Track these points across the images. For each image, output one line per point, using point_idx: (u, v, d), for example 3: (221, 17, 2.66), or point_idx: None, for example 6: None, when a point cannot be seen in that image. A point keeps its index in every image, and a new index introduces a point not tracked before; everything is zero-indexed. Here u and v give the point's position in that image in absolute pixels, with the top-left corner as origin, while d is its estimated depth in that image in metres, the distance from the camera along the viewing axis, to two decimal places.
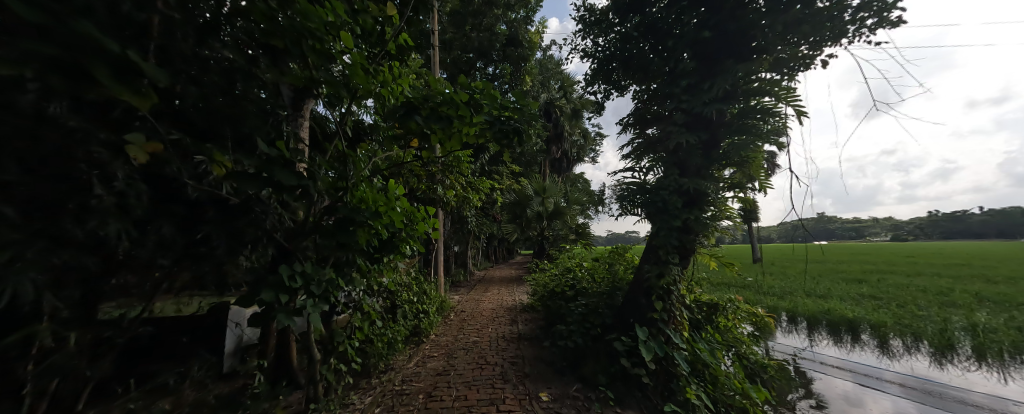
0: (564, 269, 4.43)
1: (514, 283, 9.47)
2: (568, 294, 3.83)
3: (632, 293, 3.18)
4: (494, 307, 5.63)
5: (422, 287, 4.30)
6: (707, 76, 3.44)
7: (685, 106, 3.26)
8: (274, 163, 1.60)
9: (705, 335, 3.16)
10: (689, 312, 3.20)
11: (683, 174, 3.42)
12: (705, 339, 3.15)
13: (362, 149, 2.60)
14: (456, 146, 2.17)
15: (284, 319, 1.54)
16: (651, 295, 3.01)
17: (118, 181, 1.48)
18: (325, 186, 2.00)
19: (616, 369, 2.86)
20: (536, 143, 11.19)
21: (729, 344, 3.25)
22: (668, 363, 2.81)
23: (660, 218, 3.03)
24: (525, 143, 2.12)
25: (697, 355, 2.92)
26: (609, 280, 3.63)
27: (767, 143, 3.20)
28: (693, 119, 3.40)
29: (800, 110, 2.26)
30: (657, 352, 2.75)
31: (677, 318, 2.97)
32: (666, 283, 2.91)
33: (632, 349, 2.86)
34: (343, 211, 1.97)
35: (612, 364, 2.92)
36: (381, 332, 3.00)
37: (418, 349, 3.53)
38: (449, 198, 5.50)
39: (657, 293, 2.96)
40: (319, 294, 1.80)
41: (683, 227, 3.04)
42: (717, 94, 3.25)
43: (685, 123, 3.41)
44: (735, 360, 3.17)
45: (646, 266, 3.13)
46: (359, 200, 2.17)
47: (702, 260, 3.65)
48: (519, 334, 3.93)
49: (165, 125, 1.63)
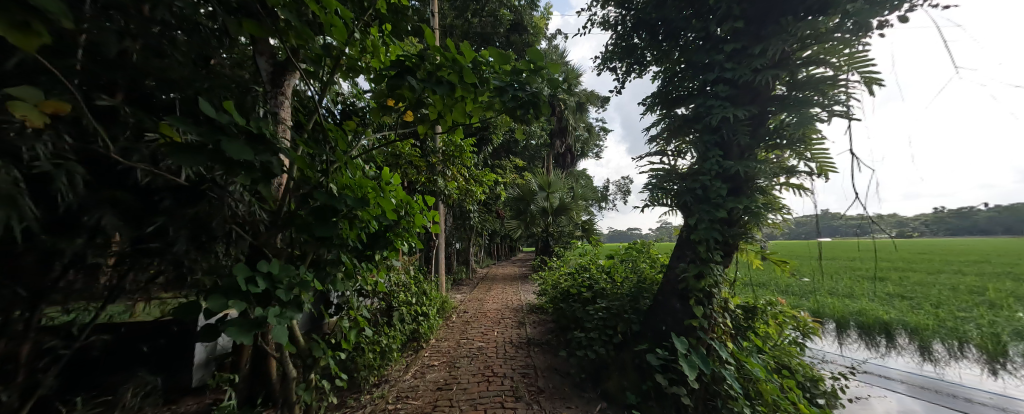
0: (577, 268, 4.02)
1: (521, 282, 9.09)
2: (584, 296, 3.45)
3: (664, 295, 2.80)
4: (500, 307, 5.28)
5: (422, 287, 3.95)
6: (755, 42, 2.93)
7: (730, 75, 2.79)
8: (228, 131, 1.21)
9: (748, 345, 2.74)
10: (731, 318, 2.77)
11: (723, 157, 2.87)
12: (748, 350, 2.77)
13: (349, 128, 2.23)
14: (462, 121, 1.80)
15: (238, 337, 1.15)
16: (687, 298, 2.62)
17: (38, 160, 1.15)
18: (302, 166, 1.63)
19: (649, 387, 2.48)
20: (541, 136, 10.85)
21: (777, 357, 2.83)
22: (712, 380, 2.40)
23: (700, 208, 2.62)
24: (547, 117, 1.74)
25: (743, 368, 2.53)
26: (631, 280, 3.24)
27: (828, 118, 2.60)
28: (738, 92, 2.91)
29: (871, 77, 1.87)
30: (702, 369, 2.30)
31: (719, 326, 2.58)
32: (707, 285, 2.51)
33: (670, 364, 2.43)
34: (322, 197, 1.59)
35: (644, 381, 2.54)
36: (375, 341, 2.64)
37: (417, 356, 3.20)
38: (451, 191, 5.09)
39: (695, 296, 2.56)
40: (292, 298, 1.43)
41: (727, 219, 2.63)
42: (771, 59, 2.80)
43: (727, 96, 2.91)
44: (782, 374, 2.75)
45: (681, 265, 2.72)
46: (346, 188, 1.87)
47: (745, 258, 3.26)
48: (529, 339, 3.58)
49: (98, 89, 1.30)
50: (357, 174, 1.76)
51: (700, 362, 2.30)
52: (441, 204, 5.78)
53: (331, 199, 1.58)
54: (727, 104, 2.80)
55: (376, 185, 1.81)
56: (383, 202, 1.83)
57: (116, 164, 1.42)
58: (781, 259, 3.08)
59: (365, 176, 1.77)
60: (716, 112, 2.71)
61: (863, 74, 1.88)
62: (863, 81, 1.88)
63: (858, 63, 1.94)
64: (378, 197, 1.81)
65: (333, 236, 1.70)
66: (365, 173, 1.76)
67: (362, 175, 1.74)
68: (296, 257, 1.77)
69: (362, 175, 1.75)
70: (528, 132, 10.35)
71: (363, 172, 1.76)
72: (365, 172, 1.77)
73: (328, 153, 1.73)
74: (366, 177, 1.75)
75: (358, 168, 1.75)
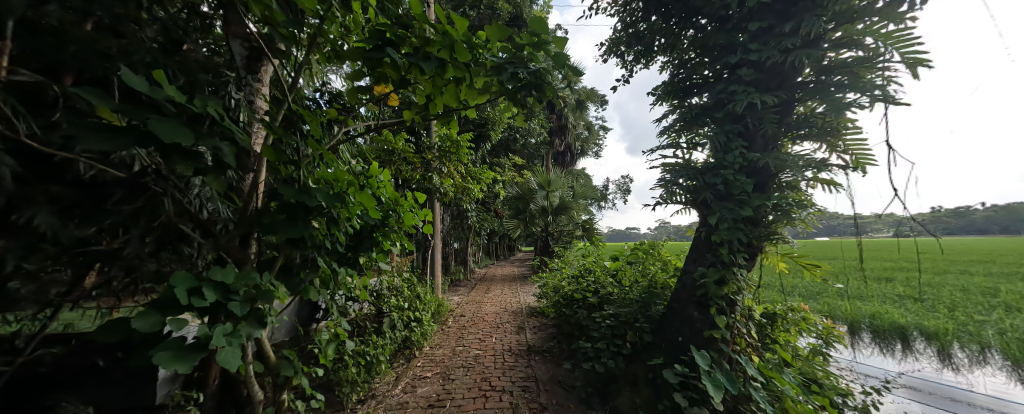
0: (580, 270, 3.62)
1: (519, 283, 8.83)
2: (590, 302, 3.00)
3: (678, 301, 2.23)
4: (497, 311, 5.04)
5: (416, 290, 3.72)
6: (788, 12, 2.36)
7: (755, 56, 2.34)
8: (164, 108, 0.98)
9: (772, 356, 2.28)
10: (755, 327, 2.32)
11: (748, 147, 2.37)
12: (773, 363, 2.29)
13: (328, 116, 1.98)
14: (455, 106, 1.56)
15: (166, 364, 0.91)
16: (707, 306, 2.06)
17: None
18: (269, 156, 1.40)
19: (668, 407, 1.93)
20: (541, 134, 10.64)
21: (805, 370, 2.37)
22: (741, 399, 1.98)
23: (721, 205, 2.14)
24: (553, 99, 1.49)
25: (772, 385, 2.11)
26: (640, 285, 2.75)
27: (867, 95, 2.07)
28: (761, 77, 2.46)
29: (918, 57, 1.64)
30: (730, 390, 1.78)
31: (743, 339, 2.11)
32: (731, 291, 1.98)
33: (690, 380, 1.91)
34: (286, 189, 1.34)
35: (661, 401, 2.02)
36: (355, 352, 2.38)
37: (408, 367, 2.95)
38: (446, 189, 4.82)
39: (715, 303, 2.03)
40: (249, 312, 1.20)
41: (752, 219, 2.16)
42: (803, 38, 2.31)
43: (751, 81, 2.43)
44: (814, 388, 2.25)
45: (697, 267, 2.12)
46: (323, 183, 1.64)
47: (769, 262, 2.97)
48: (529, 346, 3.32)
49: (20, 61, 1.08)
50: (328, 163, 1.52)
51: (732, 377, 1.80)
52: (438, 204, 5.54)
53: (298, 193, 1.33)
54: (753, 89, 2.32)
55: (356, 178, 1.57)
56: (363, 198, 1.60)
57: (50, 155, 1.19)
58: (810, 262, 2.83)
59: (337, 167, 1.53)
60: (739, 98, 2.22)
61: (908, 54, 1.66)
62: (909, 62, 1.65)
63: (902, 42, 1.72)
64: (356, 191, 1.58)
65: (308, 238, 1.48)
66: (333, 165, 1.51)
67: (333, 168, 1.49)
68: (266, 263, 1.54)
69: (333, 167, 1.50)
70: (527, 129, 10.12)
71: (334, 165, 1.52)
72: (336, 163, 1.53)
73: (300, 141, 1.49)
74: (340, 169, 1.49)
75: (327, 158, 1.51)
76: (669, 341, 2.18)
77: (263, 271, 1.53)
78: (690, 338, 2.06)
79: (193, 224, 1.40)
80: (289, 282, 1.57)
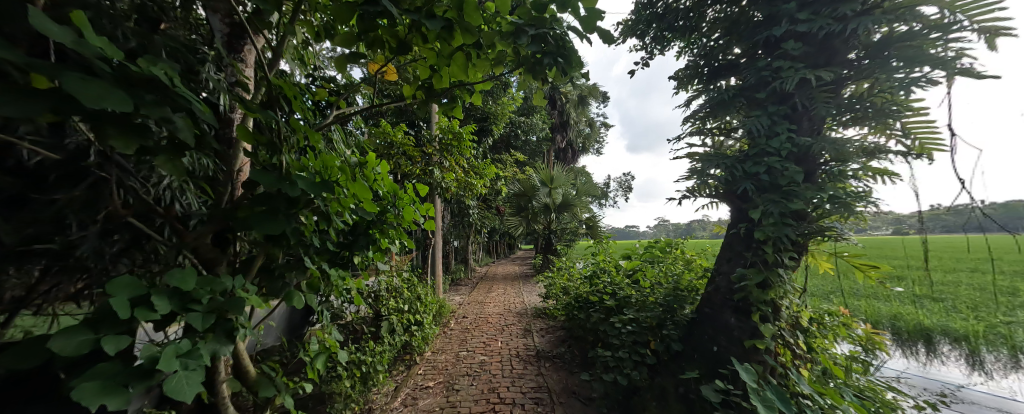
0: (592, 269, 3.33)
1: (520, 282, 8.60)
2: (605, 305, 2.71)
3: (712, 307, 1.96)
4: (500, 312, 4.81)
5: (416, 290, 3.49)
6: None
7: (804, 27, 1.83)
8: (96, 67, 0.74)
9: (822, 369, 1.88)
10: (801, 333, 1.90)
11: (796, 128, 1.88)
12: (824, 377, 1.88)
13: (317, 98, 1.75)
14: (462, 80, 1.33)
15: (88, 398, 0.67)
16: (747, 311, 1.82)
17: None
18: (244, 138, 1.17)
19: None
20: (542, 129, 10.39)
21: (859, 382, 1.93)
22: None
23: (761, 197, 1.73)
24: (579, 70, 1.27)
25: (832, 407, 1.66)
26: (663, 287, 2.42)
27: (946, 68, 1.56)
28: (810, 51, 1.94)
29: (994, 26, 1.44)
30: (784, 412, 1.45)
31: (787, 348, 1.81)
32: (775, 297, 1.69)
33: (732, 399, 1.66)
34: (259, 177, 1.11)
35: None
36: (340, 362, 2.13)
37: (408, 375, 2.74)
38: (448, 184, 4.59)
39: (758, 310, 1.75)
40: (216, 324, 0.97)
41: (797, 215, 1.71)
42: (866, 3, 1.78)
43: (799, 56, 1.92)
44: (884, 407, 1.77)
45: (736, 268, 1.84)
46: (312, 170, 1.41)
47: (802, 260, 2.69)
48: (538, 352, 3.10)
49: None
50: (315, 151, 1.26)
51: (784, 390, 1.51)
52: (439, 200, 5.33)
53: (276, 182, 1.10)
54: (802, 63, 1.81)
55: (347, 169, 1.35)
56: (355, 191, 1.37)
57: None
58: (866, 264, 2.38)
59: (325, 154, 1.28)
60: (788, 72, 1.73)
61: (982, 22, 1.45)
62: (983, 30, 1.45)
63: (975, 9, 1.50)
64: (346, 182, 1.35)
65: (293, 236, 1.25)
66: (316, 148, 1.26)
67: (317, 153, 1.25)
68: (246, 264, 1.31)
69: (319, 154, 1.26)
70: (528, 125, 9.90)
71: (319, 150, 1.26)
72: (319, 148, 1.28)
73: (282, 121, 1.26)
74: (328, 153, 1.25)
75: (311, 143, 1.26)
76: (703, 351, 1.95)
77: (243, 274, 1.31)
78: (729, 348, 1.83)
79: (162, 218, 1.16)
80: (273, 286, 1.33)
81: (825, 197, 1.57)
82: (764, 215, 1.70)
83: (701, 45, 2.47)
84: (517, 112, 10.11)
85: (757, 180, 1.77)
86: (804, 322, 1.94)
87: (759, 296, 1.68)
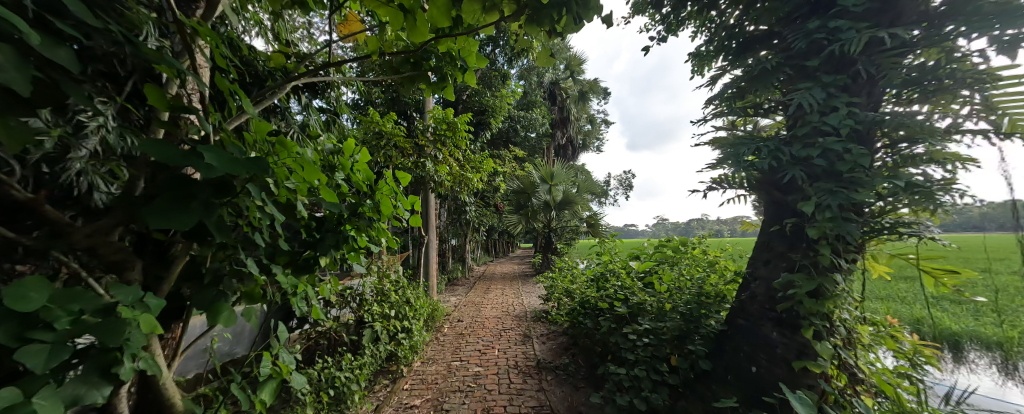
0: (598, 272, 3.04)
1: (520, 282, 8.32)
2: (615, 313, 2.42)
3: (753, 320, 1.70)
4: (499, 315, 4.54)
5: (405, 293, 3.21)
6: None
7: None
8: None
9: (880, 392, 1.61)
10: (854, 350, 1.61)
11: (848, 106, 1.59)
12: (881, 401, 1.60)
13: (272, 64, 1.43)
14: (447, 28, 1.05)
15: None
16: (793, 326, 1.56)
17: None
18: (155, 102, 0.88)
19: None
20: (543, 124, 10.07)
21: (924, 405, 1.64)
22: None
23: (812, 190, 1.44)
24: (597, 14, 1.00)
25: None
26: (684, 293, 2.13)
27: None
28: (866, 13, 1.63)
29: None
30: None
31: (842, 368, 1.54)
32: (832, 309, 1.41)
33: None
34: (159, 150, 0.79)
35: None
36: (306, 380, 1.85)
37: (394, 390, 2.45)
38: (442, 178, 4.30)
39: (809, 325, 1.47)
40: (88, 359, 0.68)
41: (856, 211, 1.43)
42: None
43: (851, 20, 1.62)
44: None
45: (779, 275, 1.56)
46: (249, 145, 1.08)
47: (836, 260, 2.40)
48: (538, 362, 2.81)
49: None
50: (253, 124, 0.94)
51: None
52: (433, 195, 5.04)
53: (185, 157, 0.78)
54: (859, 28, 1.51)
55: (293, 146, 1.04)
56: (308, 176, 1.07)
57: None
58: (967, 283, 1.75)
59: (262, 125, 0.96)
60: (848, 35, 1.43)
61: None
62: None
63: None
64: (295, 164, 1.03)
65: (224, 233, 0.95)
66: (249, 113, 0.92)
67: (250, 118, 0.91)
68: (178, 269, 1.02)
69: (254, 122, 0.93)
70: (528, 120, 9.63)
71: (253, 115, 0.93)
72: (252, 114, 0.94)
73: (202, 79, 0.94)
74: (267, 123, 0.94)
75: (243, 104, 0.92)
76: (738, 372, 1.71)
77: (168, 280, 1.01)
78: (772, 371, 1.58)
79: (38, 214, 0.82)
80: (200, 296, 1.00)
81: (900, 187, 1.28)
82: (819, 209, 1.42)
83: (725, 16, 2.18)
84: (517, 107, 9.84)
85: (809, 166, 1.49)
86: (858, 336, 1.65)
87: (814, 308, 1.41)
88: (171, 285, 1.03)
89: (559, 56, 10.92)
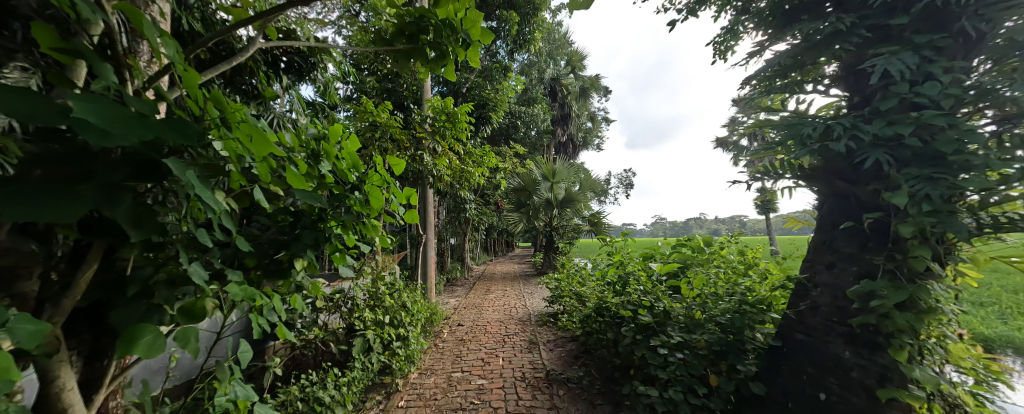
0: (613, 274, 2.78)
1: (522, 282, 8.10)
2: (637, 323, 2.18)
3: (819, 342, 1.62)
4: (502, 318, 4.30)
5: (402, 296, 2.96)
6: None
7: None
8: None
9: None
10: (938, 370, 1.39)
11: (930, 84, 1.35)
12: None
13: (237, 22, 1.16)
14: None
15: None
16: (873, 348, 1.47)
17: None
18: (42, 45, 0.62)
19: None
20: (544, 121, 9.81)
21: None
22: None
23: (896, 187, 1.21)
24: None
25: None
26: (719, 301, 1.89)
27: None
28: None
29: None
30: None
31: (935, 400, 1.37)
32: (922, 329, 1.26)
33: None
34: (22, 98, 0.53)
35: None
36: (280, 401, 1.64)
37: (392, 406, 2.22)
38: (440, 172, 4.04)
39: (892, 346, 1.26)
40: None
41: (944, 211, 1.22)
42: None
43: None
44: None
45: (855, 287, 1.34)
46: (182, 114, 0.80)
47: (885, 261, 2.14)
48: (548, 373, 2.58)
49: None
50: (179, 73, 0.69)
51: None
52: (430, 190, 4.78)
53: (66, 115, 0.53)
54: None
55: (236, 109, 0.78)
56: (254, 147, 0.79)
57: None
58: None
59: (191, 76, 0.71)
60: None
61: None
62: None
63: None
64: (236, 130, 0.77)
65: (149, 227, 0.70)
66: (170, 56, 0.67)
67: (173, 63, 0.66)
68: (113, 278, 0.78)
69: (179, 70, 0.68)
70: (528, 115, 9.32)
71: (177, 60, 0.68)
72: (177, 58, 0.68)
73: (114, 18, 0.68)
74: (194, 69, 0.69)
75: (166, 45, 0.67)
76: (802, 400, 1.63)
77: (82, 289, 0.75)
78: (847, 398, 1.52)
79: None
80: (126, 309, 0.76)
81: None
82: (911, 202, 1.31)
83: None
84: (517, 102, 9.52)
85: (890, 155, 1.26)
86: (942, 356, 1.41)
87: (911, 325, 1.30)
88: (108, 301, 0.78)
89: (560, 50, 10.62)
